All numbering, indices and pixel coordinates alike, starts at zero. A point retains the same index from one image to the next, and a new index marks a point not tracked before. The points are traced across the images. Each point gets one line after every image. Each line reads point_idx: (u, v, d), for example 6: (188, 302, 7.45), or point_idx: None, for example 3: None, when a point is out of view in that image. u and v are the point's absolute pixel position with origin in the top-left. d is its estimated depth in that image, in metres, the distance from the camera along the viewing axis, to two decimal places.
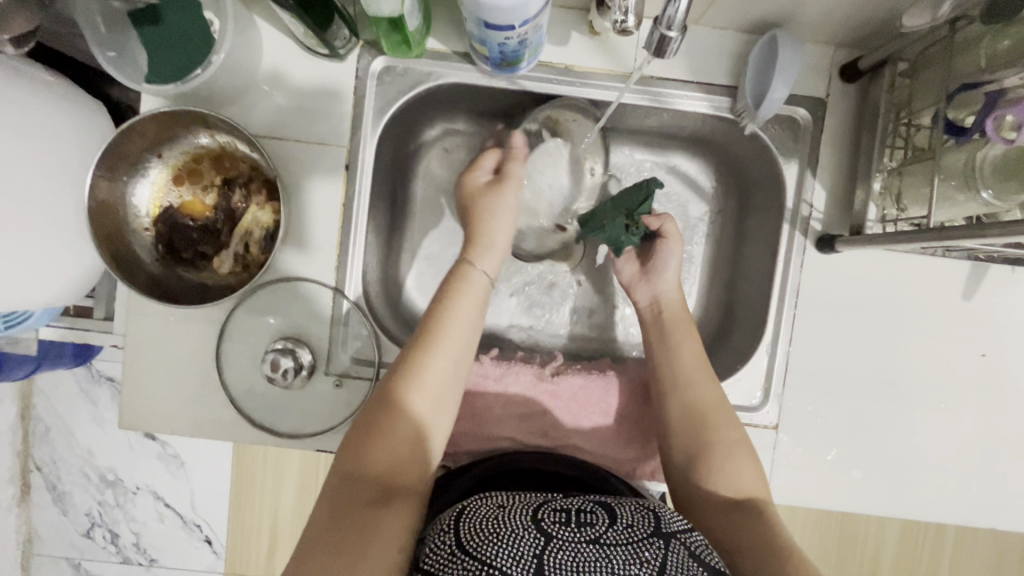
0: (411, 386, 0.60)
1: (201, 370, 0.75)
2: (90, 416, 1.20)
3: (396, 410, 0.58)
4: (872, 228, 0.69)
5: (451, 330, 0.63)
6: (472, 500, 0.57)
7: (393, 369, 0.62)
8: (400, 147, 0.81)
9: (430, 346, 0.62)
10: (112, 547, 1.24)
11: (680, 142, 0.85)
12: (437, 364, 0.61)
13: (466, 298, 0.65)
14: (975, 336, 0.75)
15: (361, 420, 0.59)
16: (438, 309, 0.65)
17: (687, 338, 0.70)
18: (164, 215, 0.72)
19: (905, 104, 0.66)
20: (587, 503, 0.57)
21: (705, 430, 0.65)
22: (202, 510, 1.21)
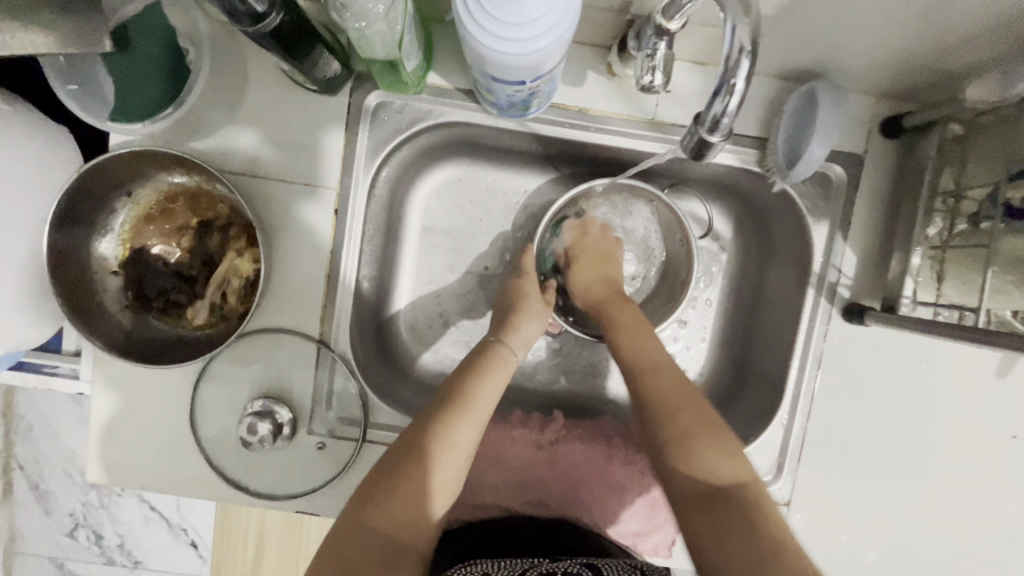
0: (437, 449, 0.54)
1: (174, 423, 0.70)
2: (77, 415, 1.12)
3: (418, 471, 0.53)
4: (908, 306, 0.63)
5: (482, 397, 0.60)
6: (459, 566, 0.58)
7: (416, 424, 0.57)
8: (395, 184, 0.74)
9: (461, 409, 0.58)
10: (96, 548, 1.17)
11: (700, 186, 0.76)
12: (465, 432, 0.57)
13: (498, 371, 0.63)
14: (1007, 417, 0.70)
15: (375, 472, 0.53)
16: (469, 375, 0.61)
17: (634, 327, 0.66)
18: (134, 259, 0.66)
19: (952, 172, 0.60)
20: (577, 566, 0.59)
21: (661, 421, 0.57)
22: (189, 513, 1.15)
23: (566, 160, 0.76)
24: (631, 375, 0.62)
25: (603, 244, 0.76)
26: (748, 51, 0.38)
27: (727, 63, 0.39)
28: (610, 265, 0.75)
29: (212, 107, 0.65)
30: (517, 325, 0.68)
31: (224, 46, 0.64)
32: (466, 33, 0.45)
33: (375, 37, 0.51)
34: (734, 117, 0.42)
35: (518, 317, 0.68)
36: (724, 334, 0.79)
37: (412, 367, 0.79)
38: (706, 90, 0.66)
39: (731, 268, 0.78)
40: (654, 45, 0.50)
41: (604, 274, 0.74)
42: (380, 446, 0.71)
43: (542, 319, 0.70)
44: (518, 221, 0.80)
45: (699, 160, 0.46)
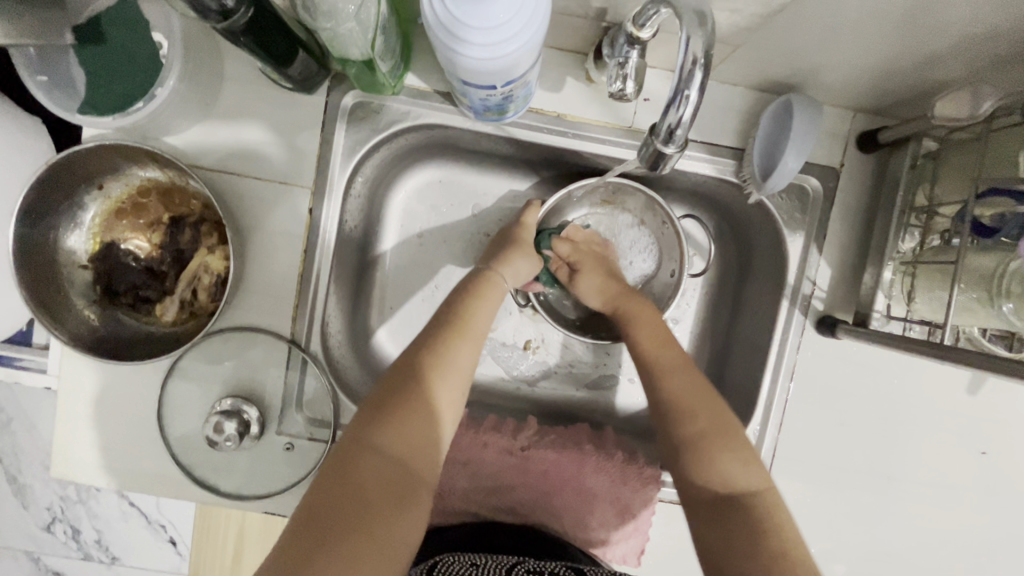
0: (437, 372, 0.53)
1: (142, 419, 0.69)
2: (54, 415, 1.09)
3: (420, 391, 0.52)
4: (878, 319, 0.64)
5: (476, 322, 0.59)
6: (446, 556, 0.59)
7: (412, 348, 0.56)
8: (374, 184, 0.74)
9: (458, 333, 0.57)
10: (72, 543, 1.15)
11: (680, 195, 0.77)
12: (465, 355, 0.56)
13: (492, 298, 0.62)
14: (977, 433, 0.70)
15: (375, 395, 0.51)
16: (464, 301, 0.61)
17: (650, 324, 0.65)
18: (104, 253, 0.65)
19: (925, 188, 0.61)
20: (559, 566, 0.59)
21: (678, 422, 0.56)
22: (169, 511, 1.14)
23: (546, 165, 0.76)
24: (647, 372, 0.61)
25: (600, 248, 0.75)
26: (701, 63, 0.39)
27: (681, 74, 0.39)
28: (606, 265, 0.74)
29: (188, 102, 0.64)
30: (511, 259, 0.67)
31: (199, 41, 0.64)
32: (435, 37, 0.45)
33: (346, 39, 0.51)
34: (690, 130, 0.42)
35: (512, 251, 0.67)
36: (700, 343, 0.79)
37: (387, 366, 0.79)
38: None
39: (710, 278, 0.78)
40: (626, 53, 0.49)
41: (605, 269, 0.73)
42: None
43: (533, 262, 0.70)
44: (498, 224, 0.80)
45: (655, 172, 0.47)
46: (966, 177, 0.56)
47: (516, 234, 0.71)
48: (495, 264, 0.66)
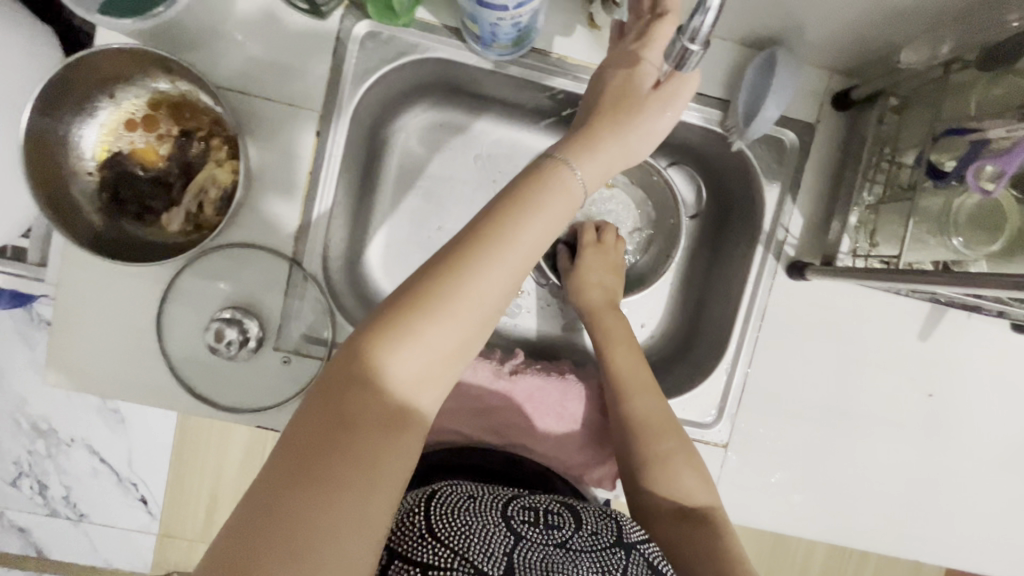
0: (455, 292, 0.45)
1: (139, 330, 0.70)
2: (27, 360, 1.10)
3: (429, 320, 0.44)
4: (844, 259, 0.69)
5: (519, 234, 0.48)
6: (443, 485, 0.56)
7: (441, 258, 0.46)
8: (377, 118, 0.77)
9: (491, 248, 0.47)
10: (39, 498, 1.15)
11: (667, 150, 0.82)
12: (491, 277, 0.46)
13: (552, 202, 0.51)
14: (926, 376, 0.76)
15: (384, 311, 0.45)
16: (505, 206, 0.49)
17: (624, 350, 0.70)
18: (110, 161, 0.66)
19: (889, 141, 0.67)
20: (554, 504, 0.58)
21: (642, 443, 0.65)
22: (141, 468, 1.14)
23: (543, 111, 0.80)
24: (613, 399, 0.68)
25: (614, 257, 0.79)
26: None
27: None
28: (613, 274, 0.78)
29: (202, 19, 0.66)
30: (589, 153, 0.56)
31: None
32: None
33: None
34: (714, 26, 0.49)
35: (591, 142, 0.56)
36: (682, 288, 0.85)
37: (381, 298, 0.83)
38: None
39: (690, 229, 0.84)
40: None
41: (609, 274, 0.77)
42: None
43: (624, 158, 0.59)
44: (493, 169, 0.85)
45: (680, 71, 0.55)
46: (925, 126, 0.62)
47: (614, 91, 0.60)
48: (569, 160, 0.55)
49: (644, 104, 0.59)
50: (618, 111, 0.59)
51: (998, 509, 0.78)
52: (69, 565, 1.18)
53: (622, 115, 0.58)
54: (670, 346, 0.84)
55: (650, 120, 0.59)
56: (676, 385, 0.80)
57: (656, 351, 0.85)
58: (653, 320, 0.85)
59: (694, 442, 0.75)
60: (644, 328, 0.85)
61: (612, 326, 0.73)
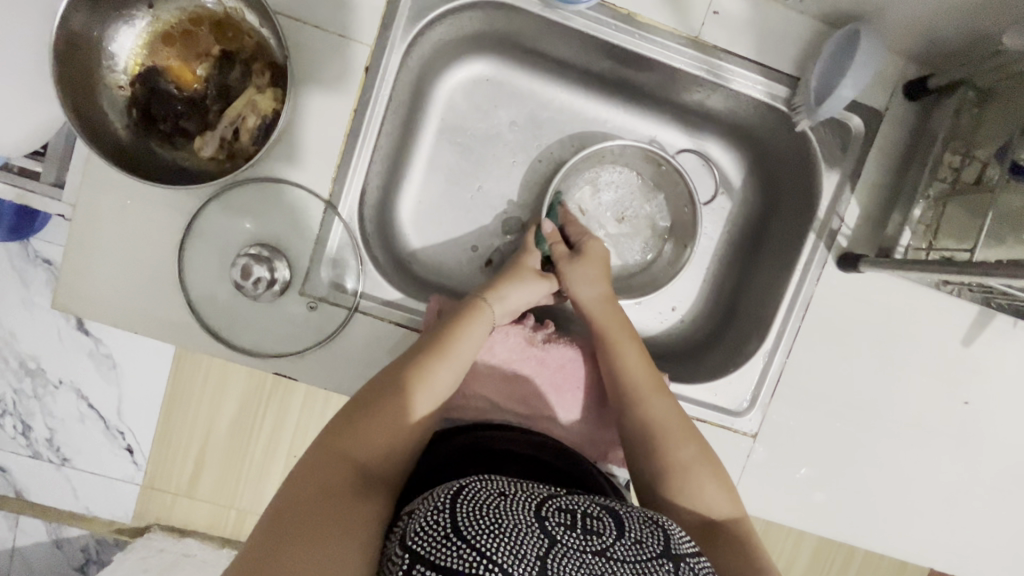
0: (413, 389, 0.60)
1: (156, 260, 0.66)
2: (19, 297, 1.06)
3: (392, 405, 0.58)
4: (902, 253, 0.67)
5: (460, 346, 0.64)
6: (470, 480, 0.51)
7: (394, 368, 0.62)
8: (426, 63, 0.74)
9: (439, 355, 0.63)
10: (21, 439, 1.11)
11: (720, 129, 0.80)
12: (442, 375, 0.62)
13: (478, 328, 0.67)
14: (964, 383, 0.75)
15: (348, 407, 0.57)
16: (448, 327, 0.65)
17: (634, 352, 0.69)
18: (144, 75, 0.62)
19: (963, 134, 0.64)
20: (595, 506, 0.51)
21: (661, 449, 0.63)
22: (129, 417, 1.10)
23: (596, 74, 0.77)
24: (624, 401, 0.66)
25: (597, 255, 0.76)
26: None
27: None
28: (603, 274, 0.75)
29: None
30: (504, 290, 0.71)
31: None
32: None
33: None
34: None
35: (503, 282, 0.71)
36: (718, 274, 0.83)
37: (410, 254, 0.79)
38: (750, 19, 0.68)
39: (734, 212, 0.82)
40: None
41: (594, 274, 0.74)
42: (371, 320, 0.70)
43: (529, 288, 0.73)
44: (537, 131, 0.82)
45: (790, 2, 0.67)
46: (1009, 119, 0.59)
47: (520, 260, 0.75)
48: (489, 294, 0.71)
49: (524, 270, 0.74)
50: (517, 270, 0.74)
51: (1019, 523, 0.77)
52: (47, 510, 1.15)
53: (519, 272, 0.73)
54: (702, 330, 0.82)
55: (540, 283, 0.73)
56: (706, 372, 0.78)
57: (687, 337, 0.83)
58: (683, 304, 0.83)
59: (724, 428, 0.73)
60: (676, 310, 0.82)
61: (613, 324, 0.71)
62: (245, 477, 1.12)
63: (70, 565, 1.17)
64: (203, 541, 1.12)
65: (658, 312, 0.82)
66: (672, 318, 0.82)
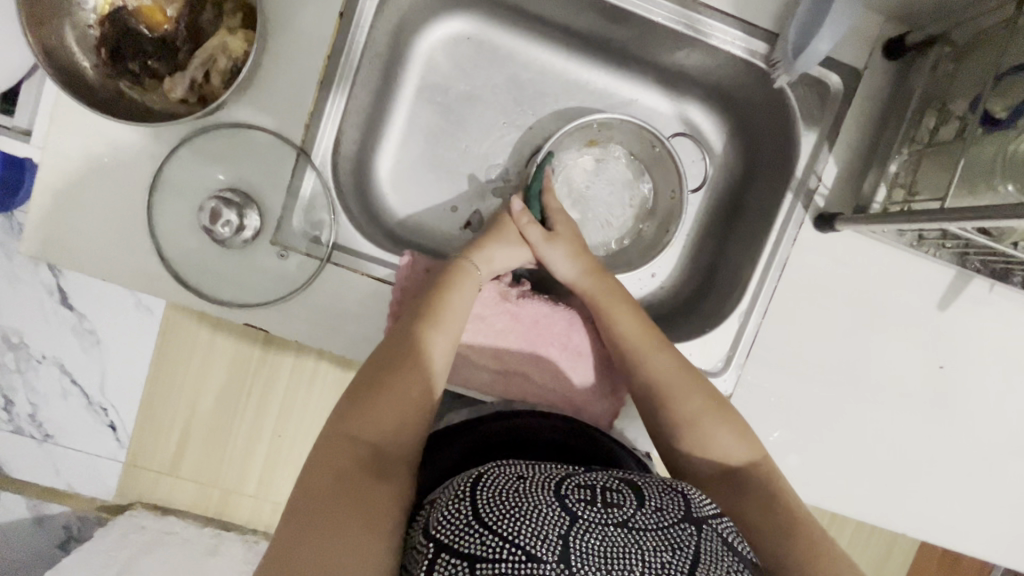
0: (412, 360, 0.59)
1: (127, 207, 0.66)
2: (2, 270, 1.05)
3: (395, 379, 0.57)
4: (878, 208, 0.67)
5: (450, 308, 0.64)
6: (489, 466, 0.50)
7: (390, 342, 0.61)
8: (404, 16, 0.73)
9: (431, 321, 0.62)
10: (3, 414, 1.10)
11: (701, 92, 0.79)
12: (439, 341, 0.62)
13: (466, 290, 0.66)
14: (939, 348, 0.75)
15: (353, 389, 0.57)
16: (432, 293, 0.65)
17: (630, 314, 0.69)
18: (114, 14, 0.61)
19: (940, 90, 0.64)
20: (611, 479, 0.50)
21: (669, 406, 0.63)
22: (113, 395, 1.10)
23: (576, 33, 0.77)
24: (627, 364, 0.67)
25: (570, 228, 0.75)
26: None
27: None
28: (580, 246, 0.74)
29: None
30: (486, 246, 0.71)
31: None
32: None
33: None
34: None
35: (485, 240, 0.71)
36: (698, 239, 0.82)
37: (387, 213, 0.79)
38: None
39: (714, 177, 0.82)
40: None
41: (575, 240, 0.74)
42: (345, 272, 0.69)
43: (511, 246, 0.72)
44: (517, 91, 0.81)
45: None
46: (984, 70, 0.59)
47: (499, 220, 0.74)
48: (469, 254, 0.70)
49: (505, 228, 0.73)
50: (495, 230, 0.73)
51: (993, 489, 0.77)
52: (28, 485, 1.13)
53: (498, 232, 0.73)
54: (681, 294, 0.82)
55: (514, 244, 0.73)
56: (684, 334, 0.78)
57: (666, 301, 0.82)
58: (663, 271, 0.82)
59: None
60: (655, 274, 0.82)
61: (605, 286, 0.71)
62: (226, 453, 1.11)
63: (51, 542, 1.16)
64: (183, 519, 1.11)
65: (637, 277, 0.81)
66: (651, 283, 0.82)
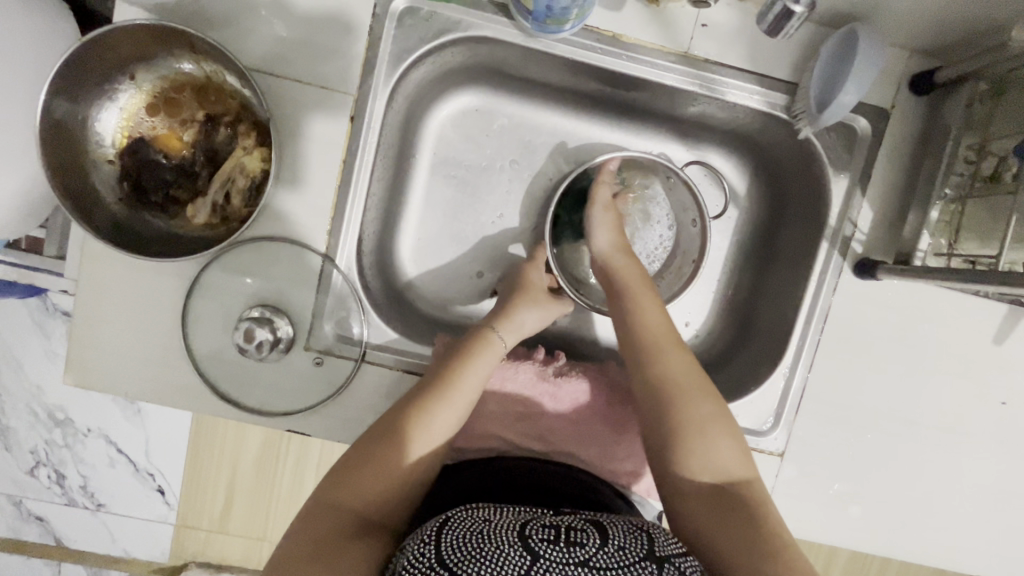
0: (412, 436, 0.58)
1: (161, 327, 0.66)
2: (43, 349, 1.06)
3: (389, 448, 0.57)
4: (922, 258, 0.65)
5: (464, 385, 0.63)
6: (457, 510, 0.52)
7: (396, 409, 0.61)
8: (412, 102, 0.73)
9: (442, 395, 0.61)
10: (57, 488, 1.12)
11: (721, 138, 0.77)
12: (443, 418, 0.61)
13: (485, 362, 0.65)
14: (998, 383, 0.71)
15: (349, 454, 0.57)
16: (454, 362, 0.64)
17: (651, 307, 0.67)
18: (131, 146, 0.62)
19: (978, 127, 0.62)
20: (579, 520, 0.51)
21: (677, 407, 0.60)
22: (157, 460, 1.11)
23: (587, 94, 0.76)
24: (643, 357, 0.64)
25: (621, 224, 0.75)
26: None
27: None
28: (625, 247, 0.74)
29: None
30: (513, 314, 0.71)
31: None
32: None
33: None
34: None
35: (514, 307, 0.71)
36: (729, 287, 0.80)
37: (413, 294, 0.78)
38: (741, 27, 0.66)
39: (740, 222, 0.80)
40: None
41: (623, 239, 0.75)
42: (379, 367, 0.69)
43: (538, 310, 0.73)
44: (532, 156, 0.80)
45: (775, 33, 0.63)
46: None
47: (525, 278, 0.75)
48: (495, 322, 0.70)
49: (539, 293, 0.74)
50: (528, 291, 0.73)
51: None
52: (86, 556, 1.16)
53: (532, 295, 0.73)
54: (718, 345, 0.80)
55: (541, 309, 0.73)
56: (726, 390, 0.76)
57: (703, 353, 0.80)
58: (697, 319, 0.80)
59: (750, 450, 0.71)
60: (689, 327, 0.80)
61: (626, 280, 0.70)
62: (271, 521, 1.12)
63: None
64: None
65: None
66: (688, 337, 0.80)
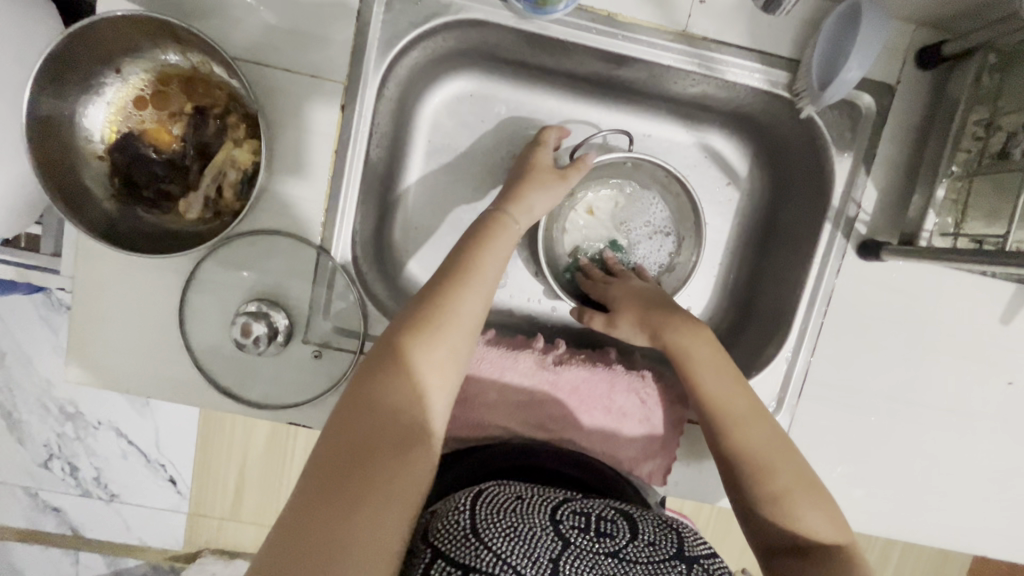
0: (444, 324, 0.51)
1: (160, 322, 0.66)
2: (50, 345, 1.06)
3: (419, 343, 0.49)
4: (927, 238, 0.63)
5: (483, 271, 0.55)
6: (491, 484, 0.52)
7: (416, 297, 0.53)
8: (405, 90, 0.71)
9: (463, 281, 0.54)
10: (71, 479, 1.14)
11: (721, 118, 0.75)
12: (474, 302, 0.53)
13: (503, 244, 0.59)
14: (1005, 363, 0.70)
15: (373, 356, 0.50)
16: (471, 248, 0.57)
17: (715, 374, 0.60)
18: (121, 141, 0.62)
19: (986, 102, 0.60)
20: (608, 509, 0.52)
21: (758, 481, 0.55)
22: (167, 450, 1.12)
23: (583, 77, 0.74)
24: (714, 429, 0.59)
25: (651, 292, 0.68)
26: None
27: None
28: (664, 308, 0.66)
29: None
30: (524, 196, 0.65)
31: None
32: None
33: None
34: None
35: (525, 188, 0.65)
36: (731, 271, 0.79)
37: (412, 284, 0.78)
38: (739, 3, 0.64)
39: (742, 204, 0.78)
40: None
41: (647, 300, 0.68)
42: None
43: (552, 195, 0.67)
44: (529, 142, 0.78)
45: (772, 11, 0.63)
46: None
47: (531, 160, 0.69)
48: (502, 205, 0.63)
49: (550, 177, 0.67)
50: (535, 173, 0.67)
51: None
52: (103, 544, 1.18)
53: (539, 175, 0.67)
54: (720, 329, 0.79)
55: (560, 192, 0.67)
56: None
57: None
58: (699, 303, 0.79)
59: None
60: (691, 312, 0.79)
61: (691, 348, 0.62)
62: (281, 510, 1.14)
63: None
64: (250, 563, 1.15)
65: None
66: None
